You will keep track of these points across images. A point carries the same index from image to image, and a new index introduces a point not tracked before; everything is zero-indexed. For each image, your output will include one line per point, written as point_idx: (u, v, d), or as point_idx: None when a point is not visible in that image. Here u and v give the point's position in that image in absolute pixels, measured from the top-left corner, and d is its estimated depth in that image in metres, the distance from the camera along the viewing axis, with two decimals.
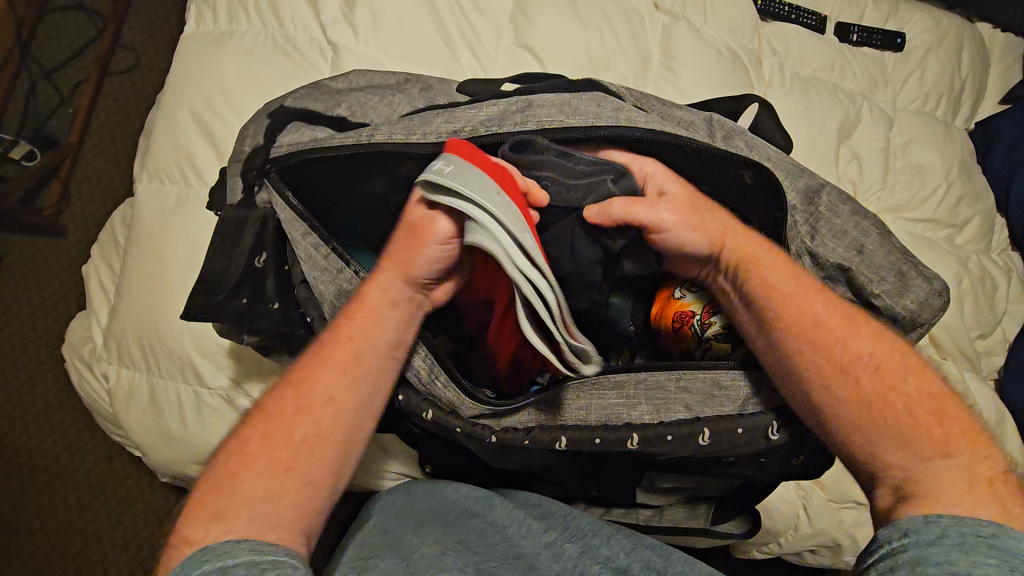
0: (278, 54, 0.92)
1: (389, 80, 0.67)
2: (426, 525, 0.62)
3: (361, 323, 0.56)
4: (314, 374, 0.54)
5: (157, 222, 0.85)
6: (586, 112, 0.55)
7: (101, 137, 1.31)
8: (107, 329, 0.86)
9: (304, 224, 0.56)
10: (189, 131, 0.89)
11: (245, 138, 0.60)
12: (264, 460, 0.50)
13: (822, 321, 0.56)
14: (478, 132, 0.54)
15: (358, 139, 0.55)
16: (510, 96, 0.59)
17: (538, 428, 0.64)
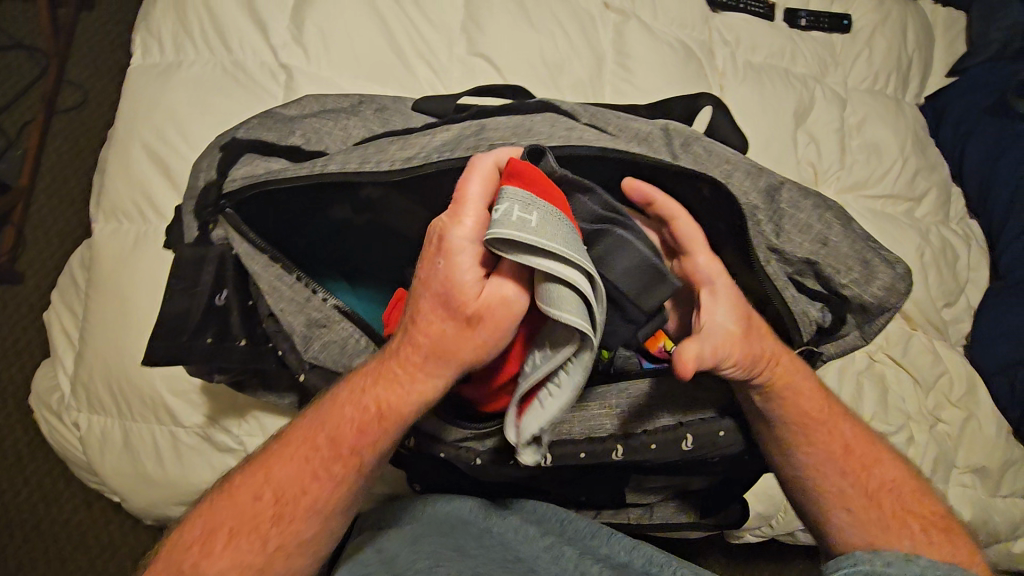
0: (229, 81, 0.91)
1: (342, 103, 0.66)
2: (422, 538, 0.62)
3: (356, 435, 0.54)
4: (293, 473, 0.54)
5: (117, 263, 0.83)
6: (539, 131, 0.54)
7: (54, 178, 1.27)
8: (74, 376, 0.84)
9: (264, 255, 0.55)
10: (144, 167, 0.87)
11: (197, 173, 0.59)
12: (234, 555, 0.53)
13: (853, 449, 0.64)
14: (433, 157, 0.52)
15: (312, 169, 0.53)
16: (462, 119, 0.58)
17: None
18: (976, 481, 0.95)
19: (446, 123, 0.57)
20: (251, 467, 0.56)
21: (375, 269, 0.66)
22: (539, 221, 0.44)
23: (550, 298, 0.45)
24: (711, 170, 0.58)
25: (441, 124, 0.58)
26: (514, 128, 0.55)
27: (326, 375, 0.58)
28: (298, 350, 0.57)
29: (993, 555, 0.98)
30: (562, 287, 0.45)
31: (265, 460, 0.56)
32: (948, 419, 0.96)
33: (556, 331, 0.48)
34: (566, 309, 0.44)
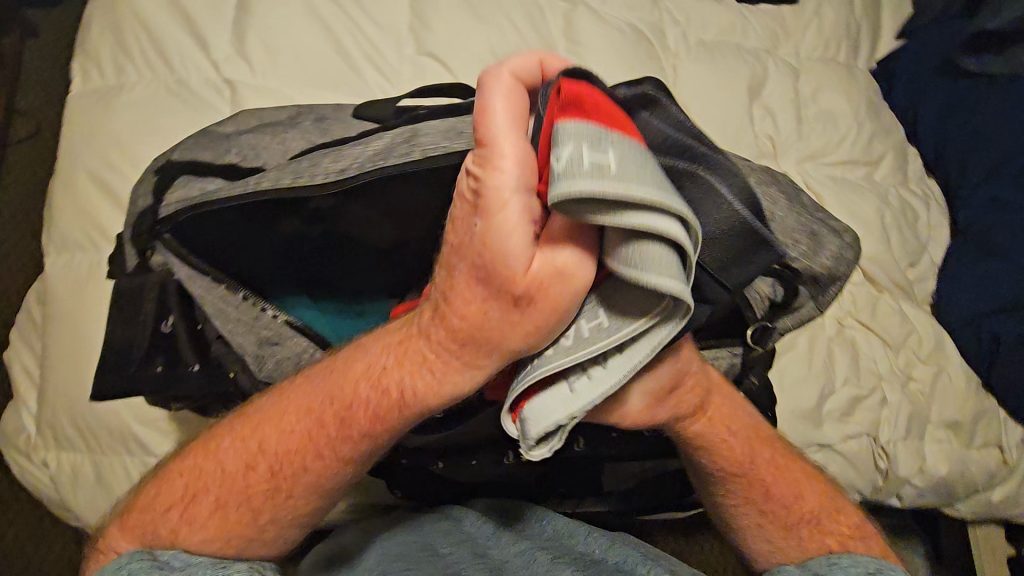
0: (173, 101, 0.89)
1: (281, 115, 0.65)
2: (395, 544, 0.66)
3: (372, 416, 0.50)
4: (293, 447, 0.52)
5: (71, 295, 0.81)
6: (472, 133, 0.51)
7: (9, 211, 1.24)
8: (39, 414, 0.82)
9: (205, 275, 0.55)
10: (90, 195, 0.85)
11: (136, 199, 0.58)
12: (218, 524, 0.52)
13: (775, 491, 0.64)
14: (363, 169, 0.50)
15: (246, 188, 0.52)
16: (399, 126, 0.56)
17: (484, 447, 0.68)
18: (950, 435, 0.97)
19: (381, 130, 0.55)
20: (241, 431, 0.54)
21: (337, 281, 0.63)
22: (617, 162, 0.39)
23: (637, 263, 0.40)
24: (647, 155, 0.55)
25: (374, 132, 0.56)
26: (446, 132, 0.52)
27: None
28: (251, 371, 0.58)
29: (973, 505, 1.00)
30: (651, 249, 0.40)
31: (259, 422, 0.53)
32: (917, 377, 0.97)
33: (626, 297, 0.44)
34: (657, 273, 0.39)
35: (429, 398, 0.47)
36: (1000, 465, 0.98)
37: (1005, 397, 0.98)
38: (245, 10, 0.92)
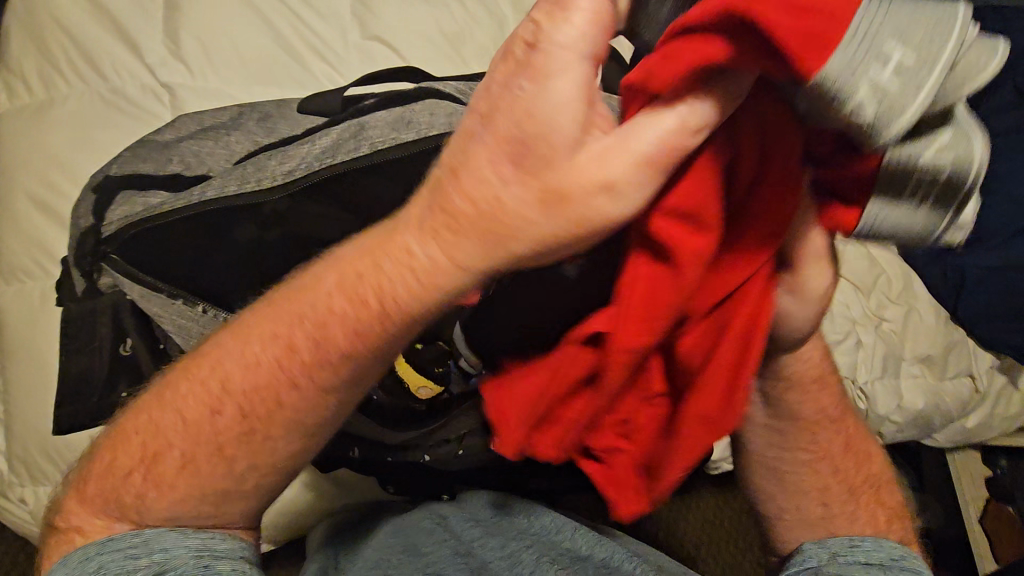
0: (110, 112, 0.85)
1: (223, 117, 0.62)
2: (379, 542, 0.67)
3: (351, 334, 0.40)
4: (264, 383, 0.42)
5: (26, 325, 0.77)
6: (420, 120, 0.49)
7: None
8: (8, 451, 0.79)
9: (162, 295, 0.51)
10: (33, 219, 0.81)
11: (78, 220, 0.55)
12: (190, 482, 0.44)
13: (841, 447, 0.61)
14: (313, 168, 0.48)
15: (190, 200, 0.50)
16: (346, 118, 0.53)
17: (469, 432, 0.68)
18: (924, 370, 0.99)
19: (328, 124, 0.53)
20: (196, 380, 0.44)
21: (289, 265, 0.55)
22: (895, 51, 0.28)
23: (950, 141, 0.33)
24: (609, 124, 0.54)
25: (322, 127, 0.53)
26: (395, 121, 0.50)
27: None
28: None
29: (948, 435, 1.03)
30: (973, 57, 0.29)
31: (218, 367, 0.44)
32: (887, 318, 0.99)
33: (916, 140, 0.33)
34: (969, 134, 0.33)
35: (409, 308, 0.38)
36: (975, 393, 1.01)
37: (976, 327, 1.00)
38: (175, 8, 0.88)
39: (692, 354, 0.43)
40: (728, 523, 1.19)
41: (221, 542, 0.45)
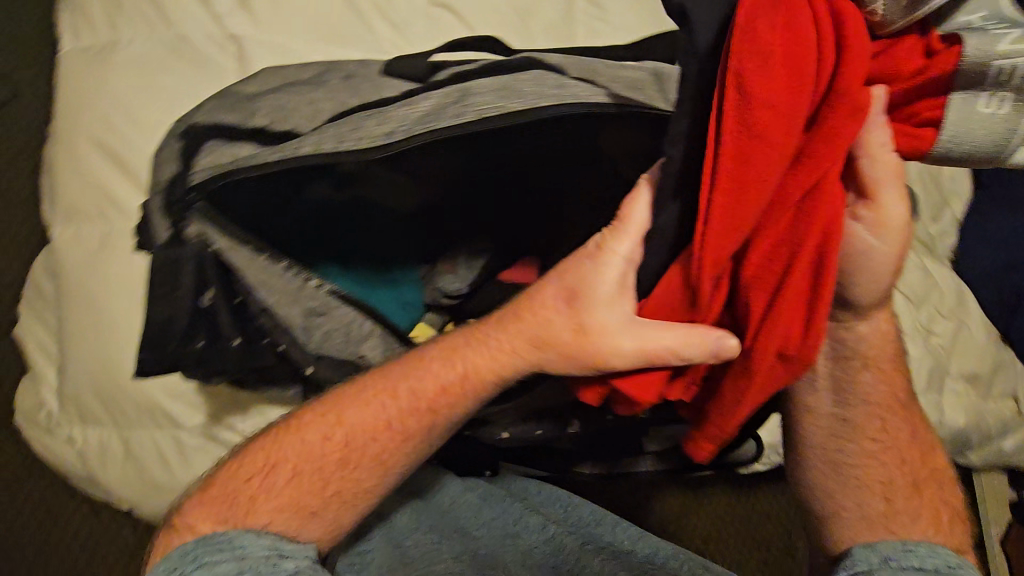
0: (174, 59, 0.82)
1: (307, 73, 0.61)
2: (420, 522, 0.69)
3: (438, 394, 0.57)
4: (369, 423, 0.57)
5: (84, 268, 0.77)
6: (526, 91, 0.47)
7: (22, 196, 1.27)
8: (60, 390, 0.80)
9: (248, 249, 0.51)
10: (93, 162, 0.80)
11: (162, 166, 0.55)
12: (290, 481, 0.55)
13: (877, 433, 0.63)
14: (412, 131, 0.46)
15: (285, 155, 0.48)
16: (443, 85, 0.52)
17: (546, 413, 0.68)
18: (966, 388, 0.98)
19: (425, 90, 0.51)
20: (318, 410, 0.58)
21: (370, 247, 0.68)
22: None
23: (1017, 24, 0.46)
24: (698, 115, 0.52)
25: (420, 91, 0.52)
26: (499, 91, 0.48)
27: (335, 364, 0.61)
28: (300, 344, 0.57)
29: (982, 456, 1.02)
30: None
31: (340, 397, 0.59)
32: (936, 334, 0.97)
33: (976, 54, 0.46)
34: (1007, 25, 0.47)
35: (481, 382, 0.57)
36: (1015, 415, 1.01)
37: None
38: None
39: (768, 273, 0.45)
40: (741, 520, 1.20)
41: (288, 546, 0.52)
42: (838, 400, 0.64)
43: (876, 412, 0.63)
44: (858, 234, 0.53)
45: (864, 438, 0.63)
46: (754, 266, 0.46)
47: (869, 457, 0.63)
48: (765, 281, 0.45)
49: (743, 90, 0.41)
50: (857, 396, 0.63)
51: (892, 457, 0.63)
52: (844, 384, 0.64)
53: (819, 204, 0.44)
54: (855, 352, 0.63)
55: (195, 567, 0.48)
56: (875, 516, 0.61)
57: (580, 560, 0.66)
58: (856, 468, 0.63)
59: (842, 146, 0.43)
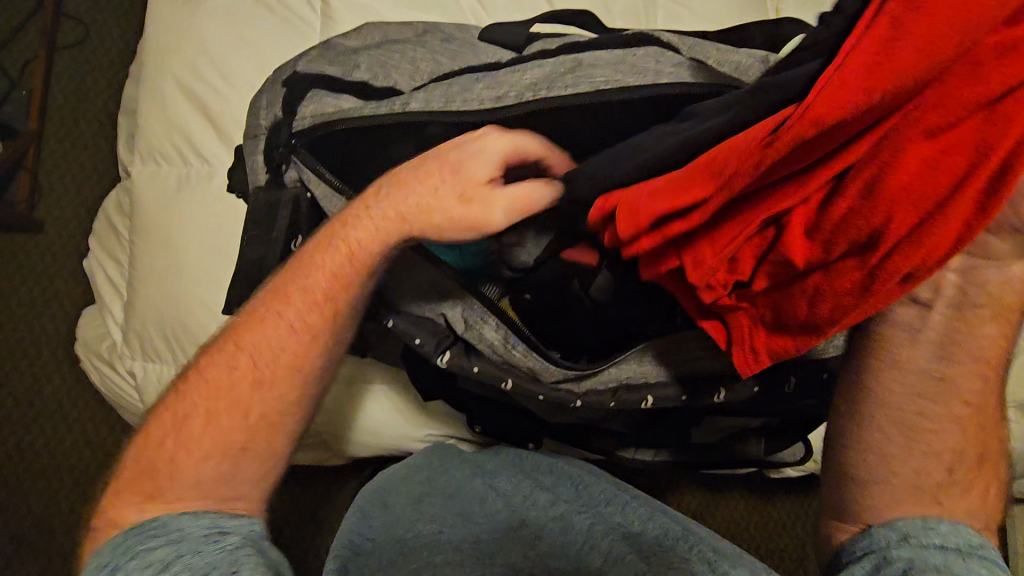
0: (262, 11, 0.82)
1: (405, 33, 0.61)
2: (424, 498, 0.71)
3: (333, 280, 0.52)
4: (269, 326, 0.52)
5: (162, 208, 0.80)
6: (643, 66, 0.47)
7: (91, 137, 1.32)
8: (124, 324, 0.83)
9: (341, 196, 0.53)
10: (178, 108, 0.81)
11: (258, 110, 0.55)
12: (215, 440, 0.50)
13: (973, 410, 0.49)
14: (527, 98, 0.47)
15: (390, 109, 0.49)
16: (553, 53, 0.51)
17: (625, 388, 0.63)
18: None
19: (534, 56, 0.51)
20: (225, 343, 0.52)
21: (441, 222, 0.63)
22: None
23: None
24: None
25: (528, 57, 0.51)
26: (615, 64, 0.48)
27: None
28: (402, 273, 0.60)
29: None
30: None
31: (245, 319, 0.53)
32: None
33: None
34: None
35: (369, 247, 0.51)
36: None
37: None
38: None
39: (919, 192, 0.36)
40: (755, 524, 1.20)
41: (229, 523, 0.47)
42: (941, 353, 0.47)
43: (982, 370, 0.48)
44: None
45: (953, 402, 0.48)
46: (901, 179, 0.36)
47: (954, 424, 0.49)
48: (908, 200, 0.36)
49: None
50: (966, 350, 0.47)
51: (973, 425, 0.49)
52: (957, 338, 0.46)
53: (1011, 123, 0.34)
54: (989, 300, 0.46)
55: (125, 561, 0.43)
56: (927, 485, 0.49)
57: (589, 541, 0.65)
58: (929, 433, 0.48)
59: None
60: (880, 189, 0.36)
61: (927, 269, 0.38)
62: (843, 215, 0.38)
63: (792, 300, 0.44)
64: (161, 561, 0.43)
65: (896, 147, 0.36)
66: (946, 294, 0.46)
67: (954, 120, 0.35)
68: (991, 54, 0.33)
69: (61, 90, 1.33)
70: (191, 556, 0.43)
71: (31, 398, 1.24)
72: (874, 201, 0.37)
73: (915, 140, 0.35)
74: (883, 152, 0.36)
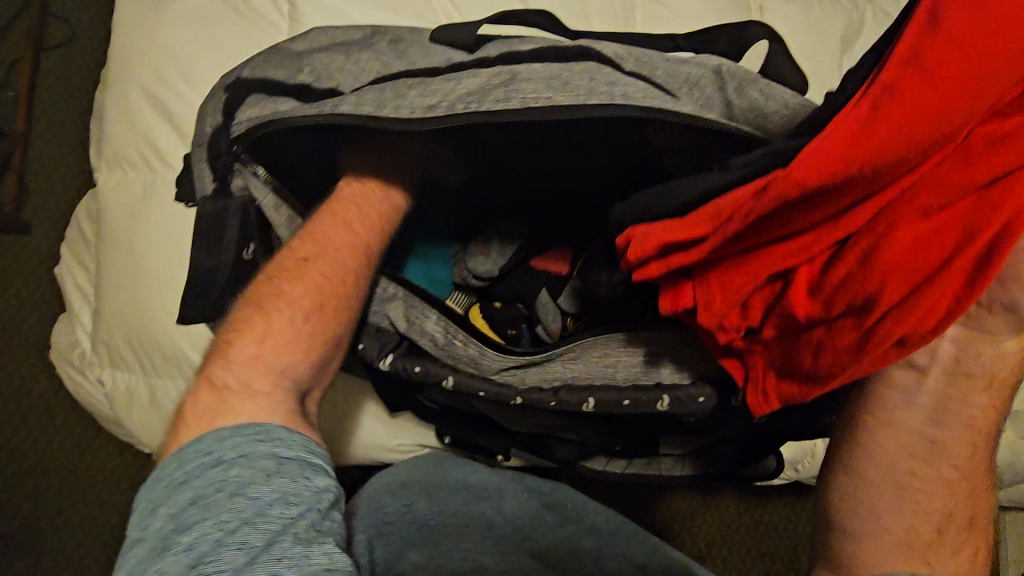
0: (225, 10, 0.80)
1: (355, 36, 0.59)
2: (436, 506, 0.71)
3: (356, 251, 0.58)
4: (319, 274, 0.56)
5: (126, 213, 0.79)
6: (577, 84, 0.46)
7: (76, 134, 1.32)
8: (92, 331, 0.82)
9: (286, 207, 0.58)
10: (142, 110, 0.80)
11: (202, 119, 0.55)
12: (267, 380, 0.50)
13: (963, 472, 0.49)
14: (457, 109, 0.46)
15: (322, 111, 0.49)
16: (493, 63, 0.50)
17: (564, 386, 0.61)
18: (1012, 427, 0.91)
19: (477, 64, 0.50)
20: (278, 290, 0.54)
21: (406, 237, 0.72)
22: None
23: None
24: (763, 113, 0.48)
25: (468, 64, 0.51)
26: (550, 80, 0.47)
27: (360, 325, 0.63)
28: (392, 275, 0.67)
29: (1013, 492, 0.96)
30: None
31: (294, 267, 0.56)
32: None
33: None
34: None
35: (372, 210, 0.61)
36: None
37: None
38: None
39: (910, 265, 0.38)
40: (747, 528, 1.18)
41: (319, 455, 0.46)
42: (934, 418, 0.48)
43: (973, 437, 0.48)
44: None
45: (945, 465, 0.48)
46: (893, 251, 0.38)
47: (947, 486, 0.49)
48: (899, 270, 0.38)
49: (933, 31, 0.36)
50: (959, 416, 0.47)
51: (964, 489, 0.49)
52: (951, 402, 0.47)
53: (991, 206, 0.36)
54: (981, 370, 0.46)
55: (227, 459, 0.42)
56: (921, 544, 0.49)
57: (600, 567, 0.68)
58: (919, 494, 0.48)
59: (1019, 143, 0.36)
60: (877, 255, 0.38)
61: (919, 339, 0.39)
62: (843, 277, 0.40)
63: (798, 350, 0.45)
64: (254, 478, 0.41)
65: (893, 218, 0.39)
66: (940, 362, 0.47)
67: (948, 201, 0.38)
68: (974, 145, 0.37)
69: (45, 86, 1.33)
70: (284, 487, 0.42)
71: (13, 399, 1.24)
72: (871, 267, 0.39)
73: (910, 215, 0.38)
74: (881, 222, 0.39)
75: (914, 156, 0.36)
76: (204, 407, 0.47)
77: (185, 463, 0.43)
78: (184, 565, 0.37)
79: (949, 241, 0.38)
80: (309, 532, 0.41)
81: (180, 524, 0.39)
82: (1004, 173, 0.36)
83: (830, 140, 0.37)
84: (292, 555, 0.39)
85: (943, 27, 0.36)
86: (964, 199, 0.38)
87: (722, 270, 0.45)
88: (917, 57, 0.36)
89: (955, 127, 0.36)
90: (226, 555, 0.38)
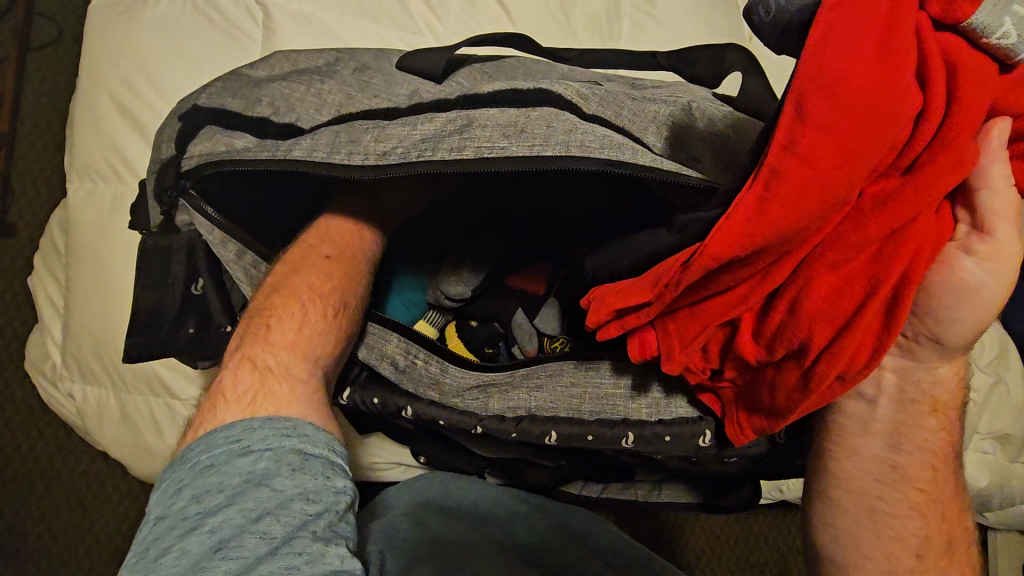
0: (198, 20, 0.78)
1: (319, 61, 0.59)
2: (453, 517, 0.71)
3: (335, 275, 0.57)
4: (308, 279, 0.56)
5: (93, 225, 0.77)
6: (534, 133, 0.47)
7: (38, 127, 1.25)
8: (62, 345, 0.81)
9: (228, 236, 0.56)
10: (112, 121, 0.78)
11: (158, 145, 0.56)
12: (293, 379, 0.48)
13: (929, 493, 0.51)
14: (407, 159, 0.47)
15: (274, 155, 0.50)
16: (453, 105, 0.50)
17: (528, 418, 0.60)
18: (998, 448, 0.89)
19: (432, 108, 0.50)
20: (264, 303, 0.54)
21: (389, 268, 0.72)
22: None
23: None
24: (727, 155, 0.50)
25: (428, 103, 0.51)
26: (505, 126, 0.47)
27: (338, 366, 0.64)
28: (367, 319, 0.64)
29: (1002, 515, 0.93)
30: None
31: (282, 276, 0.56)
32: (976, 386, 0.86)
33: None
34: None
35: (362, 232, 0.62)
36: None
37: None
38: None
39: (832, 315, 0.40)
40: (736, 541, 1.16)
41: (343, 467, 0.43)
42: (894, 444, 0.50)
43: (930, 459, 0.50)
44: (972, 274, 0.41)
45: (910, 489, 0.51)
46: (815, 305, 0.40)
47: (911, 507, 0.51)
48: (825, 321, 0.40)
49: (800, 109, 0.35)
50: (916, 442, 0.50)
51: (934, 511, 0.51)
52: (904, 428, 0.49)
53: (897, 255, 0.38)
54: (924, 395, 0.48)
55: (247, 455, 0.40)
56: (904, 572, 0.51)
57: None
58: (893, 520, 0.51)
59: (919, 196, 0.36)
60: (801, 310, 0.40)
61: (857, 373, 0.41)
62: (776, 327, 0.42)
63: (757, 387, 0.47)
64: (274, 473, 0.39)
65: (808, 276, 0.40)
66: (888, 392, 0.49)
67: (855, 254, 0.39)
68: (870, 202, 0.37)
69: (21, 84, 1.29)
70: (307, 496, 0.39)
71: None
72: (798, 319, 0.40)
73: (824, 269, 0.39)
74: (797, 279, 0.40)
75: (815, 224, 0.37)
76: (245, 387, 0.46)
77: (203, 450, 0.41)
78: (206, 548, 0.36)
79: (865, 290, 0.39)
80: (328, 532, 0.39)
81: (205, 506, 0.37)
82: (902, 224, 0.37)
83: (726, 225, 0.37)
84: (312, 552, 0.37)
85: (809, 105, 0.35)
86: (870, 249, 0.39)
87: (672, 324, 0.46)
88: (792, 140, 0.35)
89: (842, 197, 0.36)
90: (247, 544, 0.36)
